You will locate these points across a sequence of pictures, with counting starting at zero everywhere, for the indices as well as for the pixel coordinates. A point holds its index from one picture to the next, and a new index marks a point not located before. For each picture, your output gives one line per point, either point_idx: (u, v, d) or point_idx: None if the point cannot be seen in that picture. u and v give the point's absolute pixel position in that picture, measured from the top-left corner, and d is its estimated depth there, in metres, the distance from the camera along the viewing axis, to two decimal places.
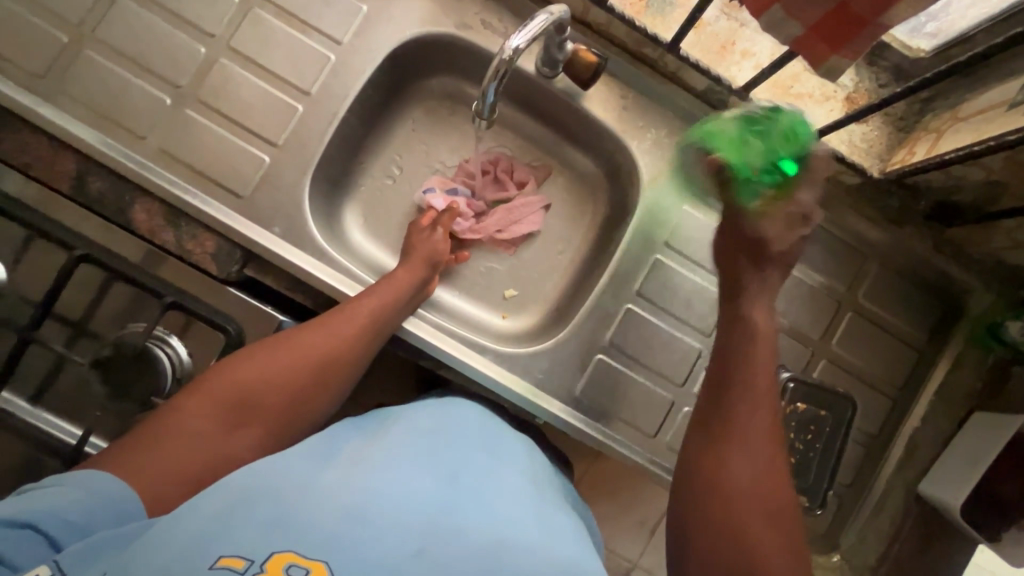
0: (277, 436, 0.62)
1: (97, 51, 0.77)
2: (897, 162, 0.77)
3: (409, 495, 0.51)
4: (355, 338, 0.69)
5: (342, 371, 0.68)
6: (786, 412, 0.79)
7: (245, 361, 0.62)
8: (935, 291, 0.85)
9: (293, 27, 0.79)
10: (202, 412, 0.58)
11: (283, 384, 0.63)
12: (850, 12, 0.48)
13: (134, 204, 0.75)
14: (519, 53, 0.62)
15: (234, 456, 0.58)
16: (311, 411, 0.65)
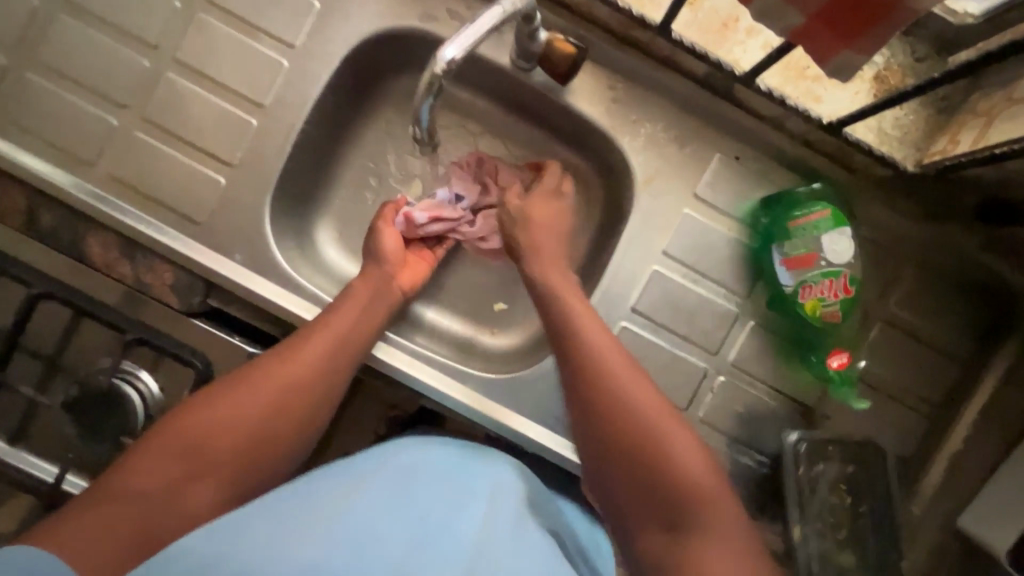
0: (238, 485, 0.57)
1: (38, 73, 0.71)
2: (936, 152, 0.68)
3: (376, 541, 0.45)
4: (321, 361, 0.64)
5: (308, 402, 0.62)
6: (810, 477, 0.71)
7: (196, 405, 0.57)
8: (982, 294, 0.74)
9: (241, 32, 0.72)
10: (150, 470, 0.53)
11: (240, 426, 0.58)
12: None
13: (87, 238, 0.70)
14: (455, 66, 0.54)
15: (194, 508, 0.54)
16: (275, 451, 0.60)
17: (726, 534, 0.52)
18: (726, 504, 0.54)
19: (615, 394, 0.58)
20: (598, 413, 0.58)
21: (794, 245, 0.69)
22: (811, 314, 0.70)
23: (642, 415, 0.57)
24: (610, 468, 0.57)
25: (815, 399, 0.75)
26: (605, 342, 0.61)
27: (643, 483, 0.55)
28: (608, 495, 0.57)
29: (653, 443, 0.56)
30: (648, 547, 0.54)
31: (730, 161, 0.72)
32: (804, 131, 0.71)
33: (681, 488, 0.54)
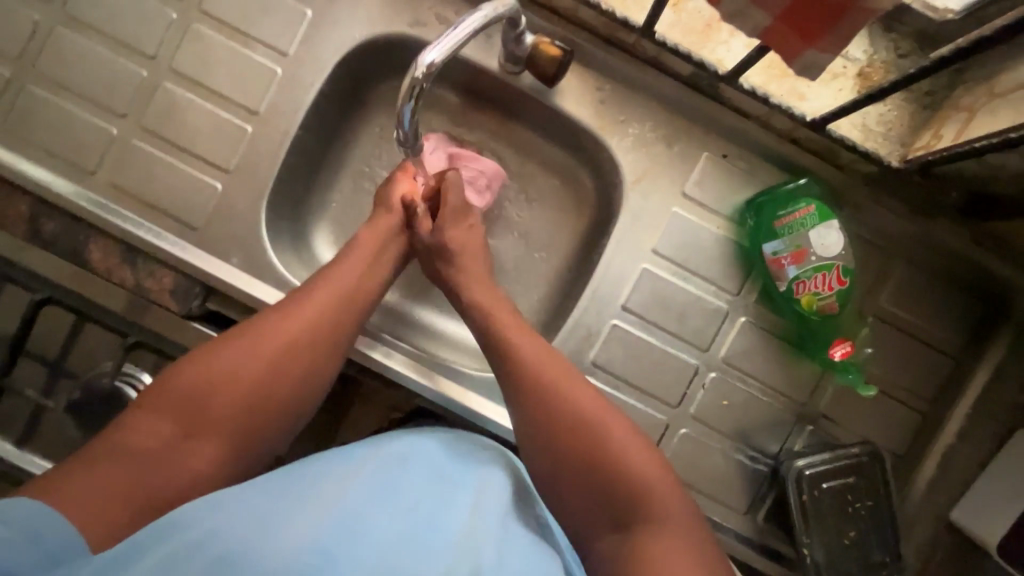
0: (239, 448, 0.57)
1: (39, 85, 0.73)
2: (920, 147, 0.68)
3: (360, 525, 0.46)
4: (324, 315, 0.62)
5: (312, 358, 0.61)
6: (816, 499, 0.70)
7: (193, 362, 0.57)
8: (972, 289, 0.74)
9: (235, 41, 0.73)
10: (149, 425, 0.53)
11: (240, 381, 0.57)
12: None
13: (88, 244, 0.72)
14: (435, 69, 0.55)
15: (190, 466, 0.53)
16: (278, 411, 0.59)
17: (677, 525, 0.55)
18: (676, 496, 0.57)
19: (564, 408, 0.60)
20: (543, 423, 0.60)
21: (783, 243, 0.70)
22: (807, 309, 0.70)
23: (585, 416, 0.60)
24: (557, 480, 0.59)
25: (807, 395, 0.75)
26: (542, 357, 0.63)
27: (590, 486, 0.57)
28: (562, 506, 0.59)
29: (597, 441, 0.58)
30: (601, 546, 0.56)
31: (718, 160, 0.73)
32: (790, 129, 0.71)
33: (632, 488, 0.56)
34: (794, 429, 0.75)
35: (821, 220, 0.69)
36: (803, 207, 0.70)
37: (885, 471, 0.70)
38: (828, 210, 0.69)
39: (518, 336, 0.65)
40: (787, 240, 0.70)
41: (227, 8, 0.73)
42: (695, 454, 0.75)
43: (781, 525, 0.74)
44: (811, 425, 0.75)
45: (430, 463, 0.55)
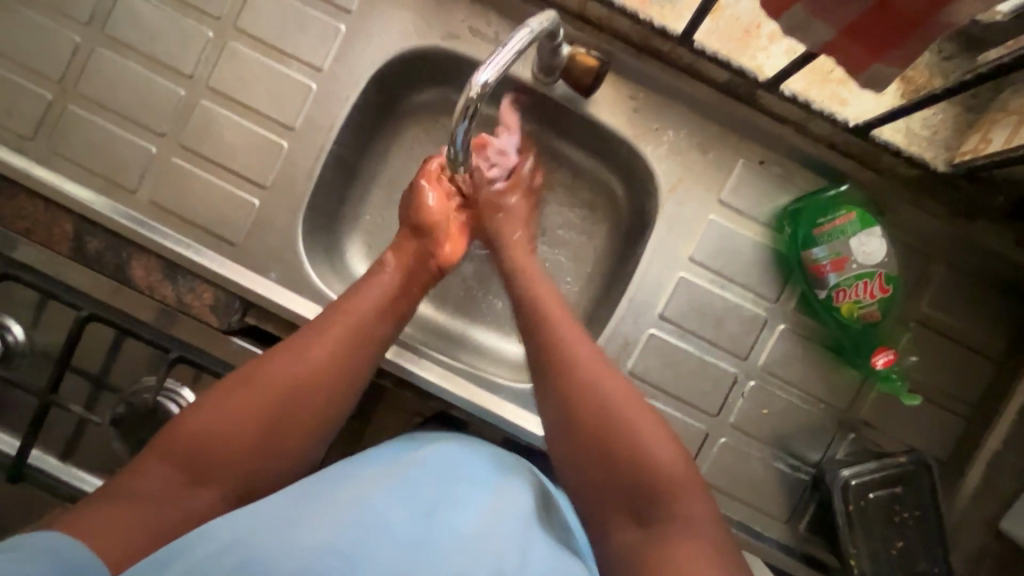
0: (253, 490, 0.56)
1: (81, 106, 0.75)
2: (967, 151, 0.67)
3: (377, 533, 0.46)
4: (338, 353, 0.61)
5: (324, 399, 0.60)
6: (861, 510, 0.69)
7: (204, 407, 0.56)
8: (1018, 293, 0.73)
9: (271, 58, 0.74)
10: (163, 471, 0.53)
11: (253, 428, 0.56)
12: (894, 8, 0.42)
13: (131, 261, 0.73)
14: (488, 90, 0.52)
15: (205, 512, 0.53)
16: (291, 451, 0.58)
17: (698, 524, 0.53)
18: (695, 496, 0.55)
19: (584, 385, 0.59)
20: (569, 400, 0.59)
21: (824, 250, 0.69)
22: (848, 317, 0.69)
23: (610, 404, 0.58)
24: (577, 459, 0.58)
25: (848, 403, 0.74)
26: (578, 342, 0.62)
27: (607, 470, 0.56)
28: (581, 488, 0.58)
29: (620, 429, 0.57)
30: (621, 539, 0.54)
31: (754, 166, 0.72)
32: (829, 134, 0.70)
33: (654, 479, 0.55)
34: (836, 437, 0.74)
35: (861, 228, 0.68)
36: (844, 214, 0.69)
37: (932, 479, 0.69)
38: (871, 218, 0.68)
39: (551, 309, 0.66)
40: (826, 249, 0.69)
41: (262, 26, 0.74)
42: (734, 463, 0.74)
43: (825, 535, 0.73)
44: (853, 433, 0.74)
45: (451, 468, 0.54)
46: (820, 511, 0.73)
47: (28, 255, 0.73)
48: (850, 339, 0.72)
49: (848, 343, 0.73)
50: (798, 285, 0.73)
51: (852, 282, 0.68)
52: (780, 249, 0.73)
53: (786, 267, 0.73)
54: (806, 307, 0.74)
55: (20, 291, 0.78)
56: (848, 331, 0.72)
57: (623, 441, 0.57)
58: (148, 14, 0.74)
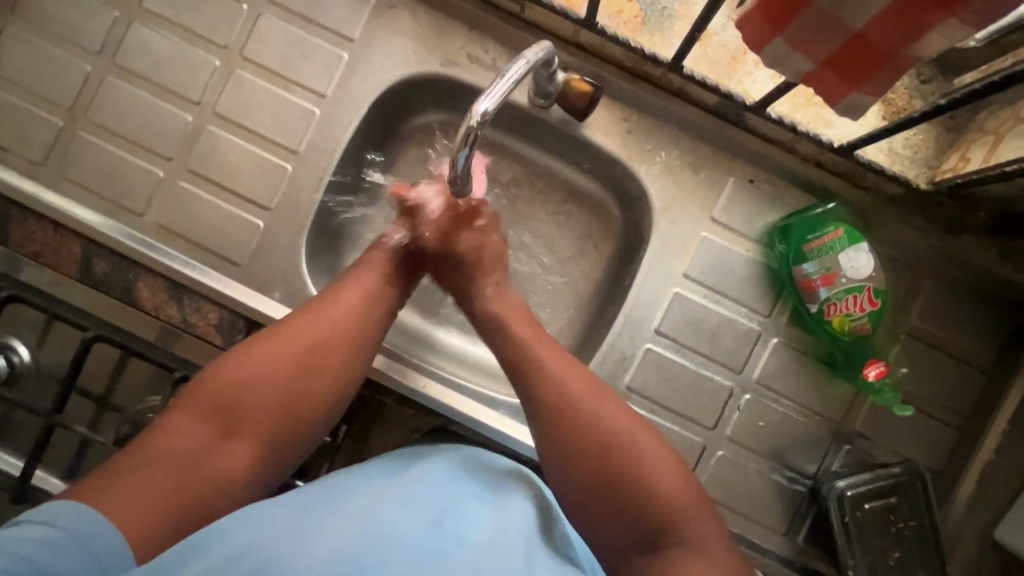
0: (277, 446, 0.58)
1: (91, 132, 0.77)
2: (948, 170, 0.70)
3: (385, 535, 0.47)
4: (348, 315, 0.64)
5: (338, 359, 0.62)
6: (857, 521, 0.70)
7: (221, 370, 0.59)
8: (1003, 305, 0.75)
9: (276, 85, 0.77)
10: (189, 429, 0.56)
11: (271, 387, 0.59)
12: (868, 43, 0.44)
13: (137, 282, 0.75)
14: (488, 119, 0.54)
15: (228, 467, 0.55)
16: (310, 408, 0.60)
17: (707, 548, 0.55)
18: (702, 521, 0.57)
19: (590, 426, 0.60)
20: (573, 440, 0.60)
21: (814, 265, 0.71)
22: (839, 330, 0.71)
23: (614, 438, 0.59)
24: (582, 494, 0.58)
25: (842, 415, 0.75)
26: (578, 382, 0.63)
27: (619, 511, 0.57)
28: (588, 523, 0.58)
29: (625, 460, 0.58)
30: (633, 567, 0.56)
31: (744, 184, 0.75)
32: (815, 154, 0.73)
33: (661, 506, 0.56)
34: (832, 448, 0.75)
35: (846, 245, 0.70)
36: (831, 231, 0.71)
37: (926, 489, 0.70)
38: (857, 236, 0.70)
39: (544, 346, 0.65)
40: (815, 264, 0.71)
41: (267, 54, 0.77)
42: (732, 476, 0.75)
43: (823, 546, 0.74)
44: (848, 444, 0.75)
45: (455, 477, 0.56)
46: (817, 522, 0.74)
47: (36, 277, 0.74)
48: (841, 351, 0.74)
49: (838, 355, 0.75)
50: (790, 299, 0.75)
51: (840, 298, 0.70)
52: (772, 264, 0.75)
53: (778, 281, 0.75)
54: (798, 320, 0.75)
55: (27, 313, 0.79)
56: (839, 345, 0.74)
57: (634, 482, 0.57)
58: (157, 43, 0.77)
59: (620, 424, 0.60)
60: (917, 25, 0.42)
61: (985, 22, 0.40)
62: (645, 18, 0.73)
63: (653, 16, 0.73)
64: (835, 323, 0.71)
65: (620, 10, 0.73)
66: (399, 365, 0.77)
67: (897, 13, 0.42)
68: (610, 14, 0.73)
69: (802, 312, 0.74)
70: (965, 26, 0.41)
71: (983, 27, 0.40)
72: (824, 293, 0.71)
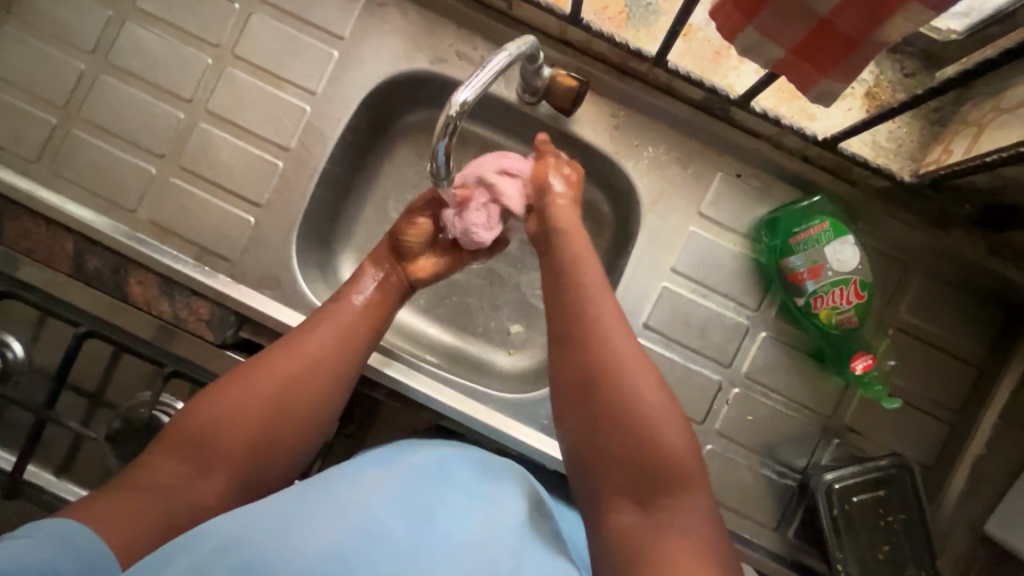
0: (248, 483, 0.57)
1: (85, 130, 0.78)
2: (932, 162, 0.70)
3: (377, 533, 0.47)
4: (328, 352, 0.63)
5: (314, 398, 0.61)
6: (846, 515, 0.69)
7: (196, 405, 0.57)
8: (992, 299, 0.75)
9: (267, 82, 0.78)
10: (161, 465, 0.55)
11: (246, 423, 0.58)
12: (836, 30, 0.44)
13: (130, 279, 0.75)
14: (467, 108, 0.55)
15: (204, 503, 0.54)
16: (284, 447, 0.59)
17: (692, 512, 0.53)
18: (699, 490, 0.54)
19: (613, 368, 0.58)
20: (589, 364, 0.58)
21: (800, 258, 0.71)
22: (827, 322, 0.71)
23: (632, 383, 0.57)
24: (588, 425, 0.57)
25: (831, 409, 0.75)
26: (609, 319, 0.61)
27: (621, 452, 0.55)
28: (585, 448, 0.57)
29: (635, 405, 0.56)
30: (617, 517, 0.54)
31: (732, 179, 0.75)
32: (800, 148, 0.73)
33: (657, 457, 0.54)
34: (821, 442, 0.75)
35: (832, 238, 0.70)
36: (817, 224, 0.71)
37: (914, 483, 0.70)
38: (843, 228, 0.70)
39: (590, 274, 0.64)
40: (800, 257, 0.71)
41: (259, 52, 0.78)
42: (722, 470, 0.75)
43: (813, 540, 0.74)
44: (838, 438, 0.75)
45: (446, 471, 0.56)
46: (807, 516, 0.74)
47: (29, 273, 0.75)
48: (829, 344, 0.74)
49: (826, 349, 0.75)
50: (779, 292, 0.75)
51: (826, 291, 0.70)
52: (760, 257, 0.76)
53: (766, 274, 0.76)
54: (787, 314, 0.76)
55: (21, 310, 0.80)
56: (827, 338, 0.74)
57: (643, 427, 0.55)
58: (150, 42, 0.78)
59: (642, 367, 0.58)
60: (882, 8, 0.42)
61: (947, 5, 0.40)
62: (630, 15, 0.74)
63: (638, 12, 0.74)
64: (820, 317, 0.71)
65: (605, 7, 0.74)
66: (388, 359, 0.77)
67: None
68: (596, 10, 0.74)
69: (790, 305, 0.75)
70: (928, 9, 0.41)
71: (945, 10, 0.41)
72: (811, 285, 0.71)
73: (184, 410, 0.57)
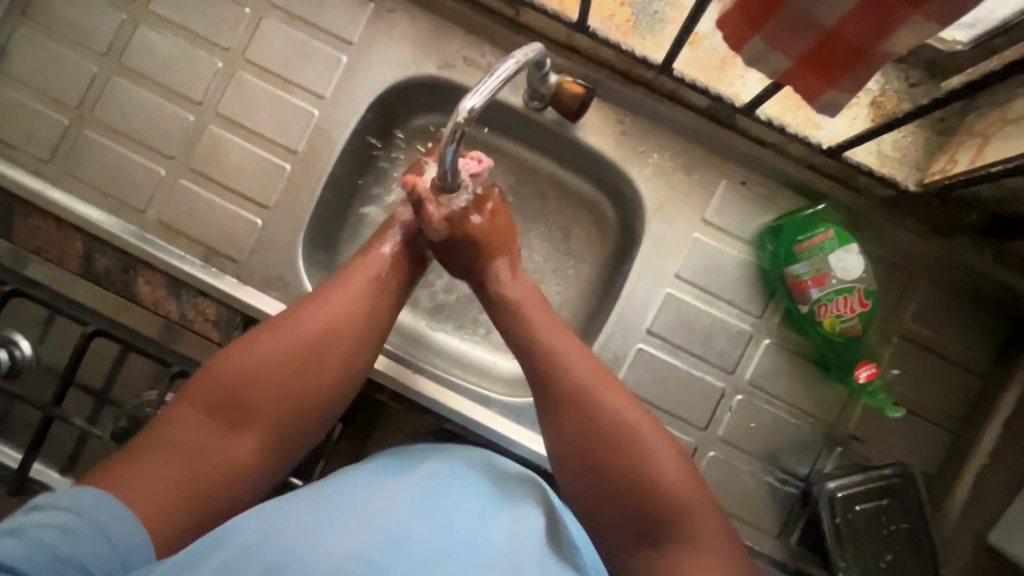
0: (282, 438, 0.58)
1: (96, 131, 0.79)
2: (937, 172, 0.70)
3: (397, 532, 0.47)
4: (352, 309, 0.63)
5: (341, 350, 0.61)
6: (849, 524, 0.69)
7: (225, 359, 0.58)
8: (997, 309, 0.75)
9: (277, 86, 0.79)
10: (194, 421, 0.56)
11: (275, 380, 0.58)
12: (840, 40, 0.45)
13: (138, 279, 0.76)
14: (475, 115, 0.55)
15: (235, 458, 0.55)
16: (311, 399, 0.60)
17: (708, 544, 0.56)
18: (708, 522, 0.57)
19: (612, 435, 0.59)
20: (584, 436, 0.60)
21: (804, 266, 0.71)
22: (831, 330, 0.71)
23: (631, 437, 0.59)
24: (597, 497, 0.58)
25: (835, 416, 0.75)
26: (603, 388, 0.62)
27: (629, 505, 0.57)
28: (589, 510, 0.59)
29: (637, 458, 0.58)
30: (631, 564, 0.56)
31: (737, 186, 0.76)
32: (806, 156, 0.73)
33: (669, 504, 0.56)
34: (824, 450, 0.75)
35: (837, 246, 0.70)
36: (822, 232, 0.71)
37: (918, 492, 0.70)
38: (848, 236, 0.70)
39: (569, 342, 0.64)
40: (805, 264, 0.71)
41: (269, 56, 0.79)
42: (725, 477, 0.75)
43: (815, 548, 0.74)
44: (841, 446, 0.75)
45: (458, 473, 0.57)
46: (809, 524, 0.74)
47: (38, 272, 0.76)
48: (834, 352, 0.74)
49: (831, 357, 0.75)
50: (784, 301, 0.75)
51: (831, 299, 0.70)
52: (765, 266, 0.76)
53: (771, 283, 0.76)
54: (792, 322, 0.76)
55: (29, 307, 0.81)
56: (832, 346, 0.74)
57: (651, 476, 0.57)
58: (162, 45, 0.79)
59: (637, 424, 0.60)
60: (886, 20, 0.42)
61: (951, 19, 0.40)
62: (637, 22, 0.75)
63: (645, 20, 0.75)
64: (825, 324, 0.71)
65: (612, 14, 0.75)
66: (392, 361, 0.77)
67: (866, 12, 0.42)
68: (602, 17, 0.74)
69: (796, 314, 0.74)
70: (932, 22, 0.41)
71: (948, 23, 0.41)
72: (816, 293, 0.71)
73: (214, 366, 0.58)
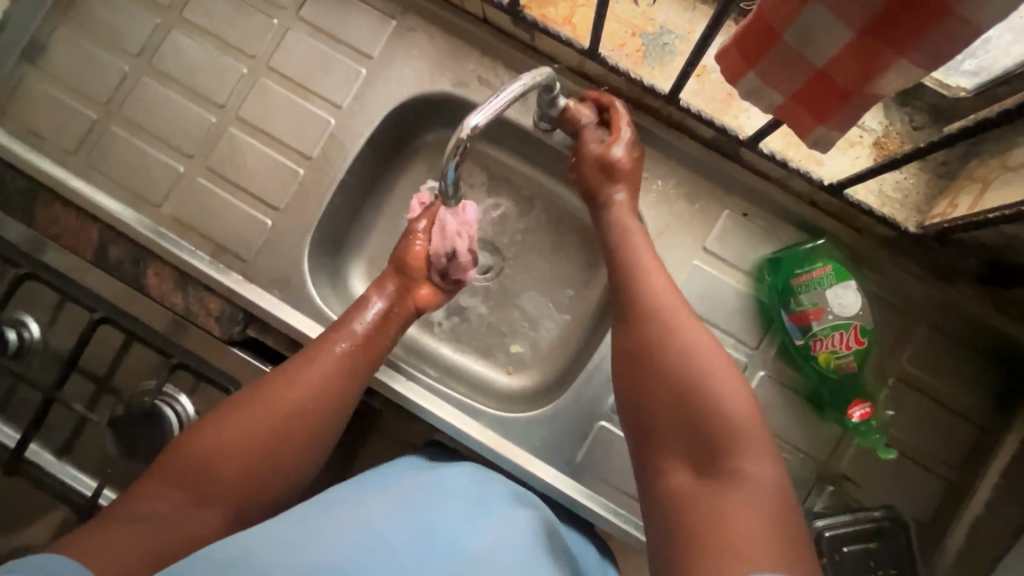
0: (242, 514, 0.60)
1: (122, 127, 0.82)
2: (936, 216, 0.71)
3: (379, 547, 0.49)
4: (326, 379, 0.65)
5: (313, 427, 0.64)
6: (834, 566, 0.68)
7: (201, 431, 0.60)
8: (997, 356, 0.74)
9: (298, 94, 0.82)
10: (161, 494, 0.56)
11: (242, 457, 0.60)
12: (832, 81, 0.46)
13: (147, 271, 0.78)
14: (478, 132, 0.56)
15: (197, 532, 0.56)
16: (281, 468, 0.62)
17: (762, 481, 0.50)
18: (765, 458, 0.52)
19: (677, 343, 0.58)
20: (647, 338, 0.60)
21: (802, 300, 0.71)
22: (825, 366, 0.71)
23: (701, 364, 0.56)
24: (647, 403, 0.58)
25: (827, 455, 0.74)
26: (680, 311, 0.61)
27: (684, 415, 0.55)
28: (640, 410, 0.58)
29: (696, 372, 0.56)
30: (675, 481, 0.53)
31: (738, 218, 0.76)
32: (808, 193, 0.74)
33: (724, 424, 0.53)
34: (814, 489, 0.74)
35: (832, 282, 0.70)
36: (818, 268, 0.71)
37: (908, 539, 0.68)
38: (846, 272, 0.70)
39: (656, 277, 0.64)
40: (801, 298, 0.71)
41: (291, 66, 0.82)
42: None
43: None
44: (832, 486, 0.74)
45: (441, 491, 0.59)
46: None
47: (56, 259, 0.78)
48: (830, 391, 0.73)
49: (827, 394, 0.74)
50: (779, 335, 0.75)
51: (826, 333, 0.70)
52: (763, 299, 0.76)
53: (767, 315, 0.76)
54: (787, 357, 0.75)
55: (42, 291, 0.83)
56: (827, 382, 0.73)
57: (717, 394, 0.54)
58: (192, 50, 0.83)
59: (703, 333, 0.59)
60: (877, 65, 0.43)
61: (937, 66, 0.41)
62: (647, 53, 0.77)
63: (654, 51, 0.77)
64: (814, 359, 0.71)
65: (623, 44, 0.77)
66: (386, 367, 0.78)
67: (858, 56, 0.43)
68: (613, 47, 0.77)
69: (792, 349, 0.74)
70: (922, 68, 0.42)
71: (935, 68, 0.41)
72: (813, 328, 0.70)
73: (189, 436, 0.60)
